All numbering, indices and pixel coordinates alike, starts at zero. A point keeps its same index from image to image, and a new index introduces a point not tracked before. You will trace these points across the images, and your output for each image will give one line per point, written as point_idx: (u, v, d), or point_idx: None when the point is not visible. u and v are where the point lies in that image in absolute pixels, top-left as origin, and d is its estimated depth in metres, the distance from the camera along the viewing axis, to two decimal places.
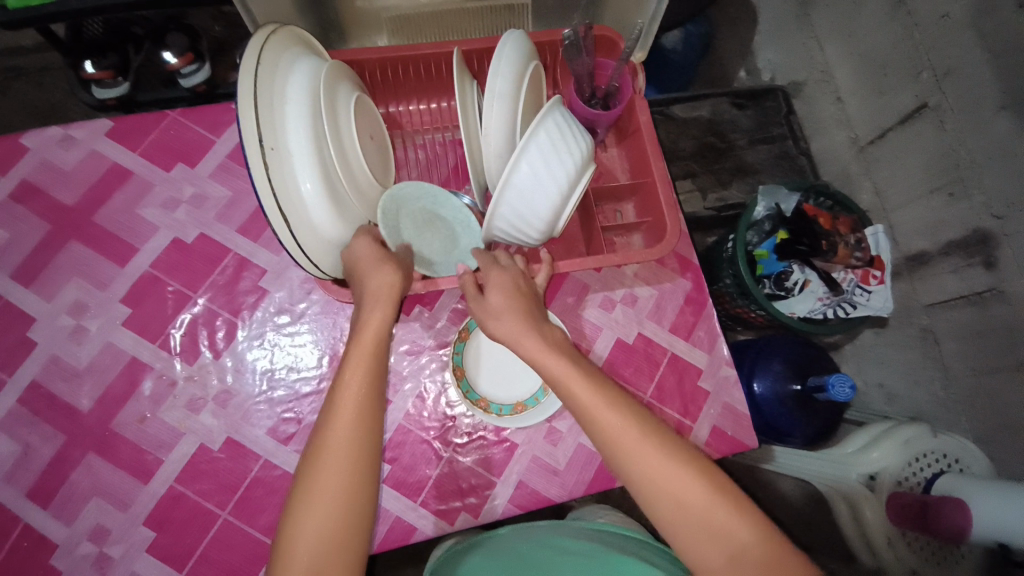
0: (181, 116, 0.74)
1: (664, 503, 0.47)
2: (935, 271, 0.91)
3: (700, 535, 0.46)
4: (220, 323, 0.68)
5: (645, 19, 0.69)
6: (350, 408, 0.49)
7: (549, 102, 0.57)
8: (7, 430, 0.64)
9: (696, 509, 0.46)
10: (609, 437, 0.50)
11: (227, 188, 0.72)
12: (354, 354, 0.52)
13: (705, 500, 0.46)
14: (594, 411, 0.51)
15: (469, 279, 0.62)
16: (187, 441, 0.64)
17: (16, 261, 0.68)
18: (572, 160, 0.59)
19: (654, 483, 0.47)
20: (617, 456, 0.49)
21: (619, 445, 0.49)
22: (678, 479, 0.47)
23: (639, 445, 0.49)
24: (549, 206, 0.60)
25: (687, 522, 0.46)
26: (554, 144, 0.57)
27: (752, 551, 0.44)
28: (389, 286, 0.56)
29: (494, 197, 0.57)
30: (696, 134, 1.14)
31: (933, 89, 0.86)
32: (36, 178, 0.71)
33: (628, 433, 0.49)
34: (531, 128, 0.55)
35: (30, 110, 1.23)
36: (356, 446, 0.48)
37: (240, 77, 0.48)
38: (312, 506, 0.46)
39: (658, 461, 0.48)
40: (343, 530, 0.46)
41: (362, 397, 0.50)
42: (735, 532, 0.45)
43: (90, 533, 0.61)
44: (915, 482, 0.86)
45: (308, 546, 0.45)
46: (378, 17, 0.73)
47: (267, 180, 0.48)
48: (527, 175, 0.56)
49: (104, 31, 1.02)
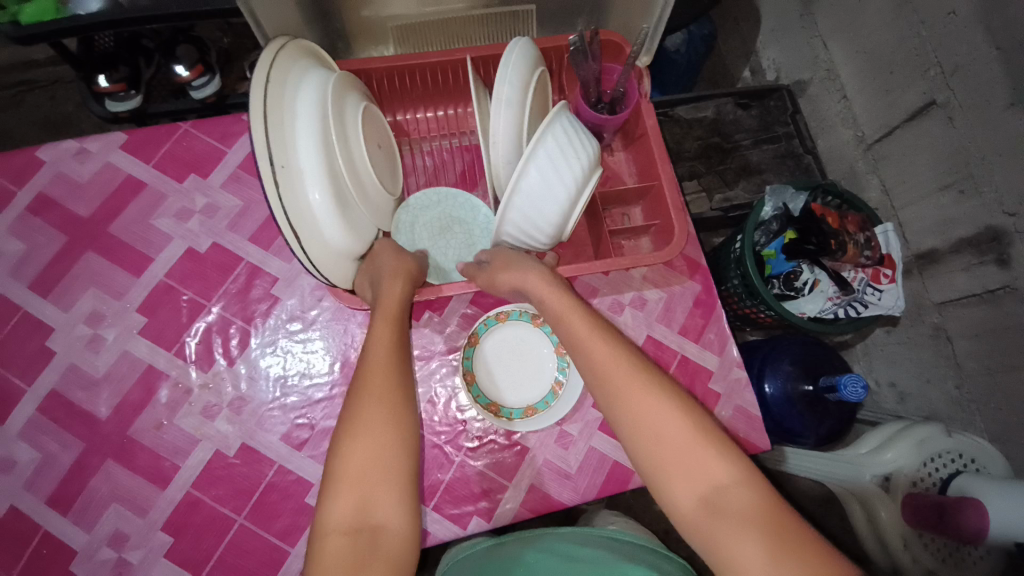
0: (192, 127, 0.75)
1: (650, 443, 0.47)
2: (946, 269, 0.91)
3: (680, 473, 0.45)
4: (234, 331, 0.69)
5: (650, 24, 0.69)
6: (383, 356, 0.53)
7: (556, 109, 0.57)
8: (26, 437, 0.65)
9: (678, 450, 0.46)
10: (600, 374, 0.51)
11: (238, 198, 0.73)
12: (378, 315, 0.57)
13: (690, 441, 0.46)
14: (589, 349, 0.53)
15: (472, 267, 0.66)
16: (204, 447, 0.65)
17: (34, 273, 0.70)
18: (579, 164, 0.59)
19: (641, 420, 0.48)
20: (607, 396, 0.50)
21: (611, 383, 0.50)
22: (664, 419, 0.47)
23: (627, 385, 0.49)
24: (557, 210, 0.60)
25: (663, 460, 0.46)
26: (562, 149, 0.58)
27: (731, 497, 0.44)
28: (404, 267, 0.62)
29: (502, 202, 0.57)
30: (701, 135, 1.15)
31: (941, 86, 0.85)
32: (52, 191, 0.72)
33: (620, 373, 0.50)
34: (539, 135, 0.55)
35: (44, 123, 1.26)
36: (391, 391, 0.51)
37: (251, 92, 0.49)
38: (348, 445, 0.48)
39: (646, 400, 0.48)
40: (386, 463, 0.47)
41: (387, 350, 0.54)
42: (714, 475, 0.45)
43: (109, 539, 0.62)
44: (931, 483, 0.85)
45: (350, 482, 0.47)
46: (383, 26, 0.74)
47: (279, 193, 0.49)
48: (535, 179, 0.57)
49: (115, 45, 1.04)
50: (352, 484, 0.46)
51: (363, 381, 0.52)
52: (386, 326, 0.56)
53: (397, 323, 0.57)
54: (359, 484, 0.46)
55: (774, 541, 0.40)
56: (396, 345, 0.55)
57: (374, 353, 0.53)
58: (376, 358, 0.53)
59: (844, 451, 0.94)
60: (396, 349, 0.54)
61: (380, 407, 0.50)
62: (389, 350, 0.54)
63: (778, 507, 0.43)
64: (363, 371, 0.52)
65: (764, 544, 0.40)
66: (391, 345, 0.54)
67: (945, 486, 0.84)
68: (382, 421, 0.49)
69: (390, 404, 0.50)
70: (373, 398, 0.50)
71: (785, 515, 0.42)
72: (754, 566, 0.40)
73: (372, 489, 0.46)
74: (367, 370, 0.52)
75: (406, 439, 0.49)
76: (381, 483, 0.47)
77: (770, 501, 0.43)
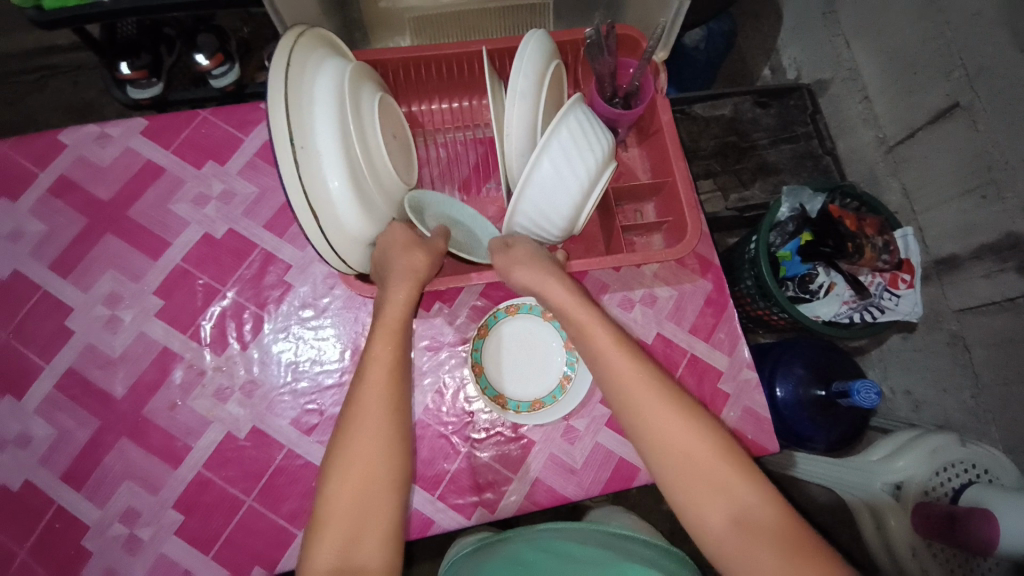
0: (212, 115, 0.76)
1: (675, 461, 0.47)
2: (966, 275, 0.89)
3: (708, 494, 0.46)
4: (247, 316, 0.70)
5: (668, 18, 0.69)
6: (377, 387, 0.52)
7: (570, 100, 0.57)
8: (43, 413, 0.67)
9: (705, 469, 0.46)
10: (624, 388, 0.50)
11: (254, 185, 0.74)
12: (379, 332, 0.56)
13: (716, 462, 0.46)
14: (613, 365, 0.52)
15: (498, 245, 0.62)
16: (215, 428, 0.66)
17: (55, 253, 0.71)
18: (593, 156, 0.59)
19: (666, 438, 0.48)
20: (633, 411, 0.50)
21: (633, 400, 0.50)
22: (688, 438, 0.47)
23: (653, 403, 0.49)
24: (570, 201, 0.60)
25: (688, 480, 0.46)
26: (576, 142, 0.58)
27: (758, 516, 0.44)
28: (414, 271, 0.60)
29: (515, 192, 0.58)
30: (718, 133, 1.14)
31: (965, 88, 0.84)
32: (73, 174, 0.74)
33: (645, 392, 0.50)
34: (553, 126, 0.55)
35: (66, 108, 1.29)
36: (383, 425, 0.51)
37: (270, 77, 0.50)
38: (344, 476, 0.49)
39: (671, 418, 0.48)
40: (371, 493, 0.48)
41: (386, 374, 0.53)
42: (740, 495, 0.45)
43: (121, 515, 0.64)
44: (943, 493, 0.84)
45: (343, 513, 0.47)
46: (400, 17, 0.74)
47: (296, 176, 0.50)
48: (549, 171, 0.57)
49: (136, 32, 1.06)
50: (340, 518, 0.47)
51: (359, 405, 0.52)
52: (385, 346, 0.55)
53: (398, 339, 0.56)
54: (349, 519, 0.47)
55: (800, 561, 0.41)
56: (397, 363, 0.54)
57: (370, 377, 0.53)
58: (376, 380, 0.53)
59: (854, 458, 0.94)
60: (397, 369, 0.54)
61: (377, 436, 0.50)
62: (387, 373, 0.53)
63: (803, 527, 0.43)
64: (360, 394, 0.52)
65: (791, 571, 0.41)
66: (392, 366, 0.54)
67: (956, 495, 0.82)
68: (377, 452, 0.50)
69: (387, 433, 0.51)
70: (369, 427, 0.50)
71: (810, 541, 0.43)
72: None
73: (363, 521, 0.47)
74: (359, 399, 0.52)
75: (390, 478, 0.49)
76: (372, 515, 0.48)
77: (792, 524, 0.44)
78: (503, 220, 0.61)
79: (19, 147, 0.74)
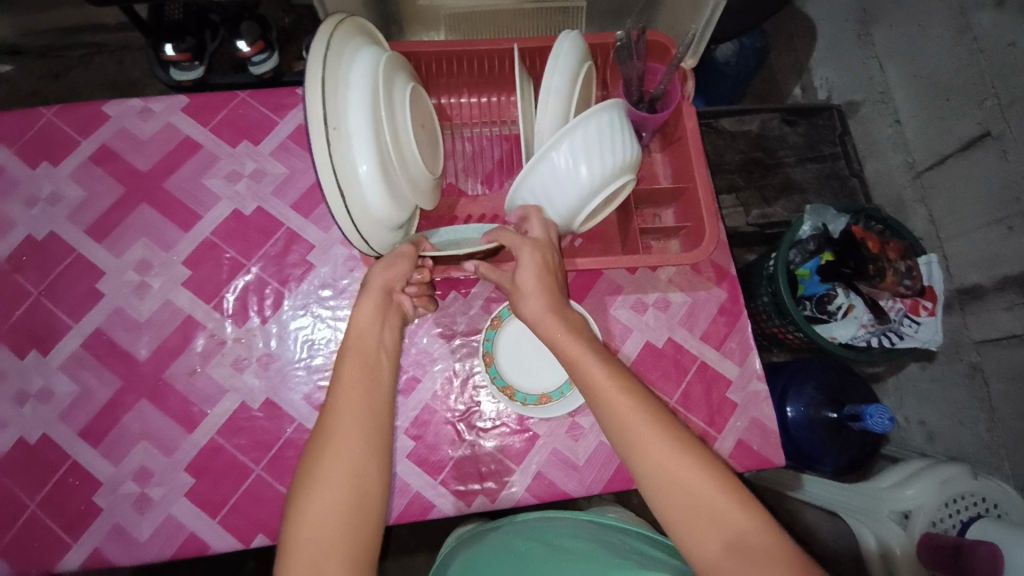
0: (249, 97, 0.79)
1: (665, 488, 0.44)
2: (988, 306, 0.88)
3: (701, 521, 0.42)
4: (269, 292, 0.72)
5: (699, 25, 0.70)
6: (346, 411, 0.49)
7: (611, 99, 0.60)
8: (68, 370, 0.69)
9: (699, 497, 0.43)
10: (614, 415, 0.48)
11: (285, 166, 0.77)
12: (350, 353, 0.53)
13: (710, 489, 0.43)
14: (603, 389, 0.49)
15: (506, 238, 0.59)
16: (230, 398, 0.68)
17: (92, 219, 0.74)
18: (612, 157, 0.60)
19: (655, 467, 0.45)
20: (623, 438, 0.47)
21: (622, 424, 0.47)
22: (680, 464, 0.44)
23: (641, 429, 0.46)
24: (575, 194, 0.61)
25: (682, 508, 0.43)
26: (600, 136, 0.59)
27: (756, 541, 0.41)
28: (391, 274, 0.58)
29: (529, 162, 0.59)
30: (743, 148, 1.14)
31: (997, 118, 0.83)
32: (114, 144, 0.77)
33: (635, 418, 0.47)
34: (584, 113, 0.58)
35: (109, 85, 1.34)
36: (353, 451, 0.47)
37: (310, 59, 0.52)
38: (309, 499, 0.46)
39: (659, 444, 0.45)
40: (344, 521, 0.45)
41: (357, 397, 0.50)
42: (736, 525, 0.42)
43: (134, 474, 0.66)
44: (949, 525, 0.82)
45: (304, 547, 0.44)
46: (437, 13, 0.76)
47: (327, 155, 0.52)
48: (566, 152, 0.58)
49: (184, 17, 1.10)
50: (307, 548, 0.44)
51: (322, 430, 0.48)
52: (354, 367, 0.52)
53: (370, 359, 0.53)
54: (315, 547, 0.44)
55: None
56: (368, 377, 0.51)
57: (340, 400, 0.50)
58: (347, 400, 0.50)
59: (864, 484, 0.90)
60: (364, 391, 0.51)
61: (344, 454, 0.47)
62: (355, 396, 0.50)
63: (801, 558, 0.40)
64: (326, 417, 0.49)
65: None
66: (362, 388, 0.51)
67: (964, 528, 0.81)
68: (344, 472, 0.46)
69: (354, 451, 0.47)
70: (337, 446, 0.47)
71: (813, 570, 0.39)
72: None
73: (326, 553, 0.43)
74: (330, 423, 0.49)
75: (364, 499, 0.46)
76: (335, 543, 0.44)
77: (790, 554, 0.40)
78: (509, 187, 0.61)
79: (65, 115, 0.77)
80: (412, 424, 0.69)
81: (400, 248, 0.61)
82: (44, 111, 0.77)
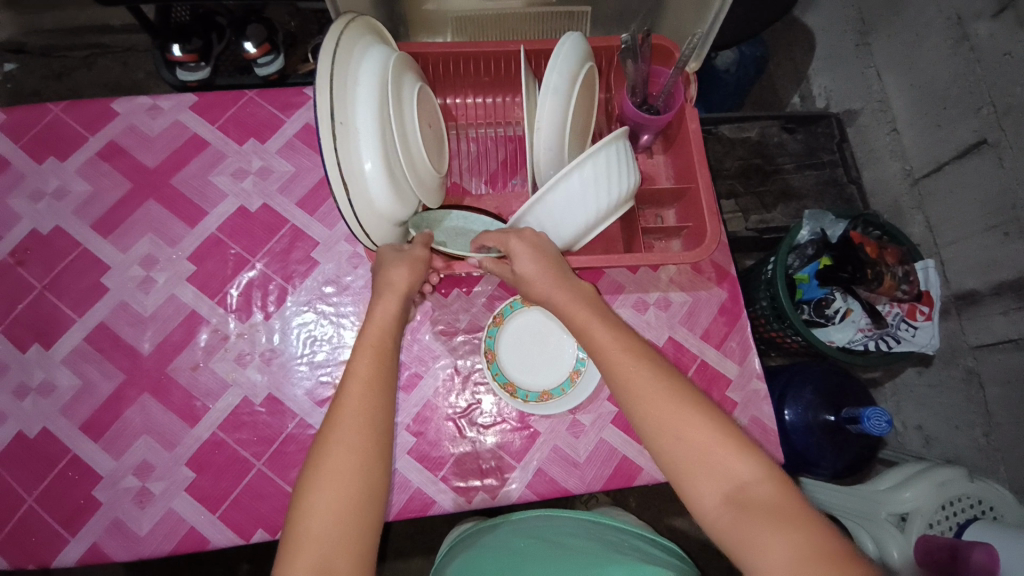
0: (257, 96, 0.80)
1: (669, 445, 0.47)
2: (985, 311, 0.89)
3: (702, 470, 0.46)
4: (273, 288, 0.72)
5: (703, 29, 0.72)
6: (357, 402, 0.50)
7: (614, 132, 0.60)
8: (71, 363, 0.69)
9: (700, 447, 0.46)
10: (621, 376, 0.51)
11: (291, 164, 0.78)
12: (364, 345, 0.54)
13: (711, 438, 0.47)
14: (608, 353, 0.53)
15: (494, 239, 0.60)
16: (233, 392, 0.69)
17: (97, 214, 0.75)
18: (607, 197, 0.62)
19: (656, 420, 0.48)
20: (628, 396, 0.50)
21: (628, 384, 0.51)
22: (682, 419, 0.48)
23: (651, 390, 0.50)
24: (573, 229, 0.62)
25: (685, 458, 0.47)
26: (596, 176, 0.60)
27: (755, 492, 0.44)
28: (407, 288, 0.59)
29: (524, 207, 0.60)
30: (743, 155, 1.15)
31: (993, 126, 0.84)
32: (122, 140, 0.77)
33: (643, 381, 0.50)
34: (580, 158, 0.58)
35: (113, 86, 1.35)
36: (365, 439, 0.48)
37: (320, 56, 0.53)
38: (319, 492, 0.46)
39: (662, 399, 0.49)
40: (354, 507, 0.46)
41: (367, 389, 0.51)
42: (734, 471, 0.45)
43: (135, 468, 0.66)
44: (946, 527, 0.82)
45: (316, 537, 0.44)
46: (444, 16, 0.77)
47: (334, 151, 0.53)
48: (562, 196, 0.59)
49: (191, 19, 1.12)
50: (318, 536, 0.44)
51: (334, 417, 0.49)
52: (368, 361, 0.53)
53: (384, 349, 0.54)
54: (328, 532, 0.45)
55: (796, 530, 0.41)
56: (378, 376, 0.52)
57: (352, 390, 0.51)
58: (357, 389, 0.51)
59: (862, 487, 0.90)
60: (376, 381, 0.51)
61: (351, 452, 0.48)
62: (368, 387, 0.51)
63: (797, 500, 0.43)
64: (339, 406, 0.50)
65: (786, 537, 0.41)
66: (373, 378, 0.51)
67: (961, 530, 0.81)
68: (351, 472, 0.47)
69: (364, 450, 0.48)
70: (347, 440, 0.48)
71: (810, 517, 0.42)
72: (777, 555, 0.41)
73: (341, 538, 0.45)
74: (342, 412, 0.49)
75: (374, 484, 0.48)
76: (350, 525, 0.45)
77: (789, 499, 0.43)
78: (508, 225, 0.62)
79: (72, 111, 0.78)
80: (413, 420, 0.69)
81: (411, 251, 0.61)
82: (51, 106, 0.77)
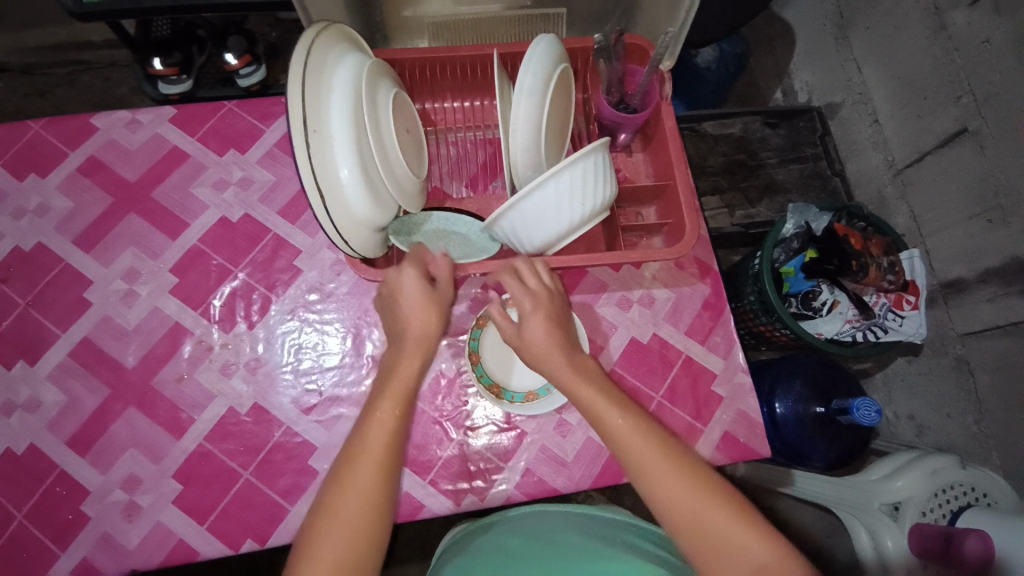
0: (236, 106, 0.80)
1: (683, 525, 0.47)
2: (971, 298, 0.90)
3: (719, 552, 0.46)
4: (256, 297, 0.73)
5: (675, 28, 0.72)
6: (376, 448, 0.50)
7: (595, 142, 0.59)
8: (55, 380, 0.69)
9: (715, 527, 0.46)
10: (631, 453, 0.51)
11: (272, 173, 0.78)
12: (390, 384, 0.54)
13: (725, 517, 0.47)
14: (617, 431, 0.52)
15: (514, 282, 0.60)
16: (219, 403, 0.69)
17: (79, 229, 0.75)
18: (580, 202, 0.61)
19: (669, 500, 0.48)
20: (640, 474, 0.50)
21: (638, 459, 0.50)
22: (694, 498, 0.48)
23: (661, 467, 0.49)
24: (545, 236, 0.63)
25: (700, 538, 0.46)
26: (571, 184, 0.59)
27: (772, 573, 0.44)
28: (425, 332, 0.58)
29: (498, 209, 0.59)
30: (726, 151, 1.16)
31: (973, 114, 0.85)
32: (102, 155, 0.77)
33: (655, 461, 0.50)
34: (557, 167, 0.57)
35: (96, 102, 1.35)
36: (377, 485, 0.49)
37: (292, 63, 0.54)
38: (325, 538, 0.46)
39: (673, 477, 0.49)
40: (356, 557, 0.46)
41: (389, 429, 0.51)
42: (751, 553, 0.45)
43: (121, 482, 0.66)
44: (939, 515, 0.82)
45: None
46: (421, 22, 0.78)
47: (308, 158, 0.53)
48: (536, 201, 0.59)
49: (171, 31, 1.12)
50: None
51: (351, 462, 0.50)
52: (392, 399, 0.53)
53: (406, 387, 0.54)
54: None
55: None
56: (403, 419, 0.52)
57: (372, 436, 0.51)
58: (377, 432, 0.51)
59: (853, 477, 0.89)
60: (395, 421, 0.52)
61: (362, 497, 0.48)
62: (389, 432, 0.51)
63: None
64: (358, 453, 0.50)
65: None
66: (397, 419, 0.52)
67: (954, 518, 0.81)
68: (358, 519, 0.47)
69: (374, 497, 0.48)
70: (357, 485, 0.48)
71: None
72: None
73: None
74: (358, 456, 0.50)
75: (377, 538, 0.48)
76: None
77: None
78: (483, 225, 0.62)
79: (51, 127, 0.78)
80: None
81: (438, 289, 0.60)
82: (31, 124, 0.78)
